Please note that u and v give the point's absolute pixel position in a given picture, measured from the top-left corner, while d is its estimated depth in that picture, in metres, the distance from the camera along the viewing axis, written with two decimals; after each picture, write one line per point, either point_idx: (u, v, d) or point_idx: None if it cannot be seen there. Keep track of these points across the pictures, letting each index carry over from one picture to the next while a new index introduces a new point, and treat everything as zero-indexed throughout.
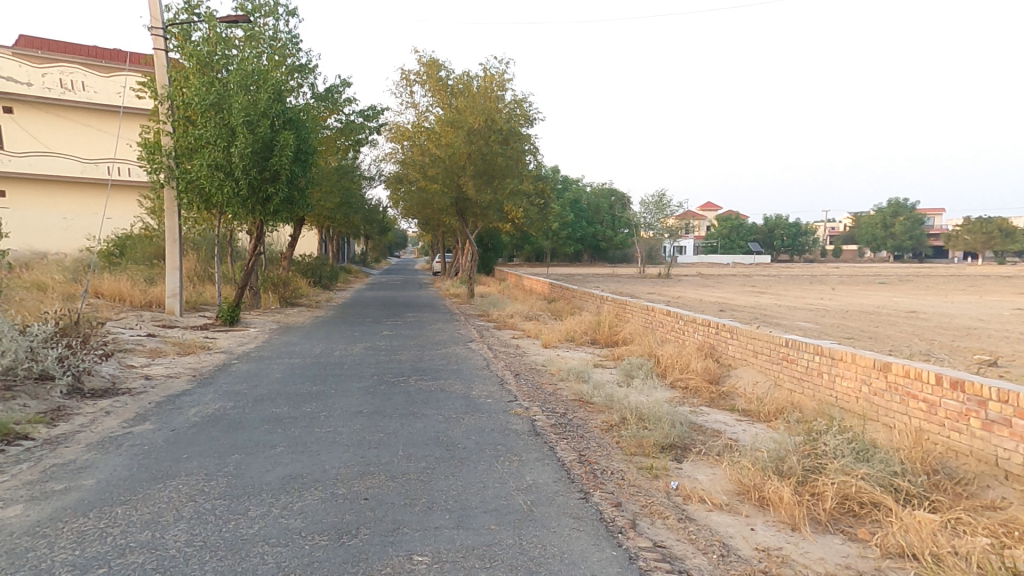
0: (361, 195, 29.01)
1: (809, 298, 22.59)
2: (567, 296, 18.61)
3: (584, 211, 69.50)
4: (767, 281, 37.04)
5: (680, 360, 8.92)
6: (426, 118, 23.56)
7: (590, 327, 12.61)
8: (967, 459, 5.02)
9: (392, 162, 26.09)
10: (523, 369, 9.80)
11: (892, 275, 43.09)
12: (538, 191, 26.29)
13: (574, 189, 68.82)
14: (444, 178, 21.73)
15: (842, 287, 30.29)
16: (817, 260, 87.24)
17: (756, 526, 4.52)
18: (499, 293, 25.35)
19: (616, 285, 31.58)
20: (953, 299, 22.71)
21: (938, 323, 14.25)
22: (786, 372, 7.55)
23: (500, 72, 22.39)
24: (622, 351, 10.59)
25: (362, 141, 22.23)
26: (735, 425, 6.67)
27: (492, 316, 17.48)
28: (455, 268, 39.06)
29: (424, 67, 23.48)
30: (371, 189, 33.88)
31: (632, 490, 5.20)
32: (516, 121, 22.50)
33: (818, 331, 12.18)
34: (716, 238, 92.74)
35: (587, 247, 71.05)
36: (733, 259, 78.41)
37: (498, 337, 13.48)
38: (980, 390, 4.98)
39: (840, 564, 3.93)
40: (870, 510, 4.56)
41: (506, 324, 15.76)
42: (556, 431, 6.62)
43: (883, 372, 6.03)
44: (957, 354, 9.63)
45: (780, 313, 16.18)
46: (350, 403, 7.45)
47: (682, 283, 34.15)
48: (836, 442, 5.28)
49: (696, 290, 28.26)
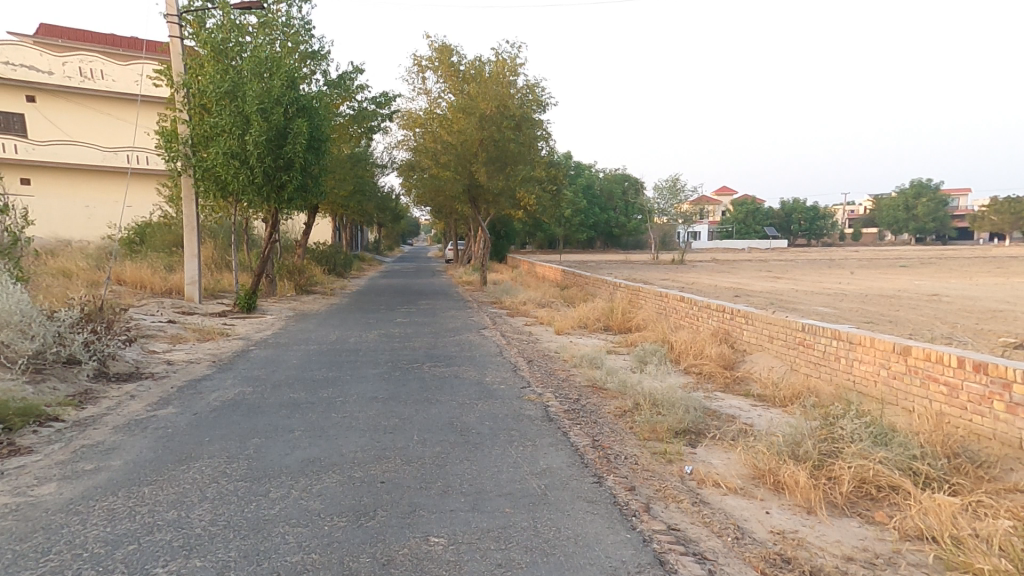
0: (374, 183, 29.13)
1: (827, 283, 22.23)
2: (580, 282, 18.54)
3: (597, 197, 68.93)
4: (783, 266, 36.40)
5: (694, 347, 8.83)
6: (438, 104, 23.48)
7: (603, 314, 12.55)
8: (990, 443, 4.90)
9: (404, 150, 26.11)
10: (535, 355, 9.80)
11: (912, 259, 42.42)
12: (550, 177, 26.09)
13: (586, 175, 68.07)
14: (456, 164, 21.67)
15: (861, 271, 29.76)
16: (834, 245, 85.80)
17: (771, 510, 4.56)
18: (511, 280, 25.36)
19: (628, 271, 31.39)
20: (977, 282, 22.17)
21: (961, 306, 13.95)
22: (802, 357, 7.44)
23: (512, 56, 22.19)
24: (635, 337, 10.53)
25: (374, 128, 22.21)
26: (751, 410, 6.59)
27: (504, 303, 17.51)
28: (467, 255, 39.26)
29: (436, 51, 23.34)
30: (384, 176, 33.95)
31: (645, 475, 5.22)
32: (528, 107, 22.33)
33: (835, 316, 12.01)
34: (731, 224, 91.59)
35: (599, 233, 70.39)
36: (748, 245, 77.36)
37: (511, 323, 13.53)
38: (1005, 372, 4.86)
39: (857, 548, 3.97)
40: (888, 494, 4.52)
41: (518, 311, 15.82)
42: (569, 416, 6.62)
43: (903, 356, 5.90)
44: (979, 337, 9.40)
45: (797, 298, 15.90)
46: (365, 389, 7.54)
47: (697, 269, 34.01)
48: (853, 427, 5.20)
49: (710, 276, 27.81)
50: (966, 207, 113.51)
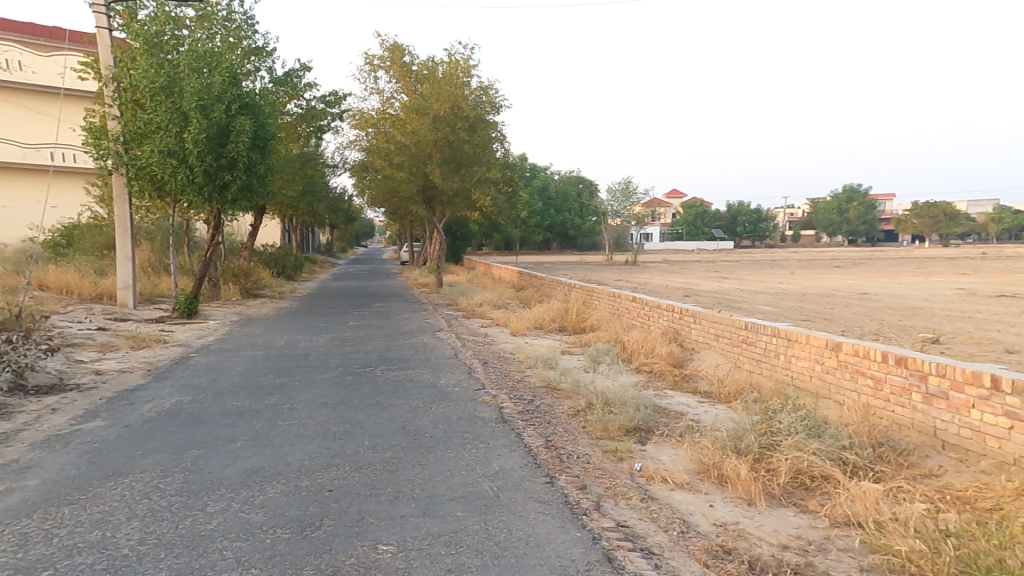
0: (324, 184, 28.44)
1: (768, 282, 23.28)
2: (535, 284, 18.66)
3: (552, 198, 69.68)
4: (729, 266, 37.95)
5: (646, 346, 9.03)
6: (391, 105, 23.09)
7: (558, 315, 12.68)
8: (909, 432, 5.26)
9: (356, 151, 25.57)
10: (491, 357, 9.80)
11: (844, 259, 45.14)
12: (505, 179, 26.18)
13: (542, 176, 68.64)
14: (410, 165, 21.44)
15: (800, 271, 31.29)
16: (777, 246, 90.05)
17: (715, 503, 4.74)
18: (468, 281, 25.23)
19: (583, 272, 31.81)
20: (901, 281, 23.79)
21: (887, 304, 14.93)
22: (746, 354, 7.74)
23: (465, 58, 22.13)
24: (589, 338, 10.69)
25: (323, 128, 21.60)
26: (698, 406, 6.81)
27: (460, 305, 17.43)
28: (423, 256, 39.01)
29: (387, 51, 23.00)
30: (335, 177, 33.20)
31: (596, 473, 5.30)
32: (482, 109, 22.26)
33: (776, 314, 12.58)
34: (680, 226, 94.54)
35: (557, 234, 71.10)
36: (697, 246, 80.13)
37: (466, 325, 13.49)
38: (921, 365, 5.21)
39: (791, 536, 4.20)
40: (820, 484, 4.76)
41: (474, 313, 15.79)
42: (523, 417, 6.66)
43: (835, 351, 6.23)
44: (901, 332, 10.08)
45: (741, 298, 16.60)
46: (314, 395, 7.35)
47: (649, 269, 34.89)
48: (790, 420, 5.44)
49: (662, 276, 28.55)
50: (891, 210, 122.09)
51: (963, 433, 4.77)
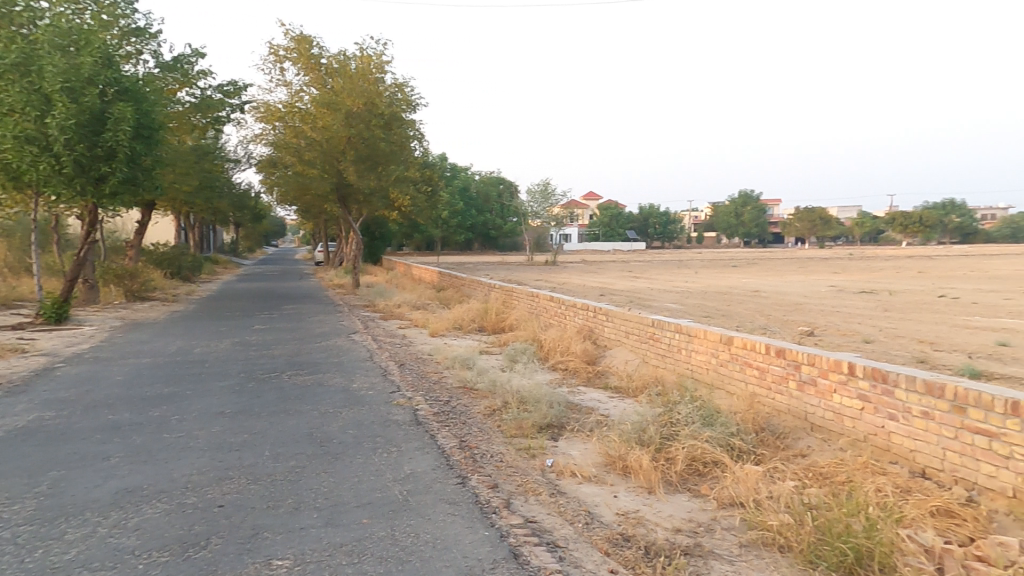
0: (224, 179, 26.76)
1: (675, 281, 24.79)
2: (455, 284, 18.66)
3: (473, 199, 69.88)
4: (641, 266, 40.08)
5: (561, 344, 9.27)
6: (300, 98, 21.96)
7: (477, 315, 12.77)
8: (786, 416, 5.77)
9: (262, 145, 24.15)
10: (408, 359, 9.65)
11: (739, 259, 49.24)
12: (424, 178, 25.90)
13: (462, 176, 68.48)
14: (322, 161, 20.96)
15: (704, 270, 33.64)
16: (688, 247, 96.21)
17: (618, 493, 4.94)
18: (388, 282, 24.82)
19: (504, 272, 32.29)
20: (788, 279, 26.29)
21: (776, 300, 16.40)
22: (652, 350, 8.13)
23: (378, 53, 21.66)
24: (508, 337, 10.85)
25: (221, 120, 20.39)
26: (608, 401, 7.08)
27: (378, 306, 17.04)
28: (339, 257, 37.84)
29: (293, 42, 22.04)
30: (238, 171, 31.38)
31: (509, 471, 5.35)
32: (397, 106, 21.78)
33: (681, 311, 13.40)
34: (597, 226, 98.37)
35: (478, 234, 71.40)
36: (613, 246, 83.91)
37: (384, 327, 13.22)
38: (796, 355, 5.72)
39: (685, 520, 4.49)
40: (712, 469, 5.10)
41: (392, 314, 15.51)
42: (438, 419, 6.60)
43: (728, 345, 6.69)
44: (784, 325, 11.14)
45: (651, 296, 17.53)
46: (209, 404, 6.86)
47: (567, 269, 36.00)
48: (688, 410, 5.77)
49: (580, 276, 29.55)
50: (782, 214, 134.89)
51: (827, 415, 5.32)
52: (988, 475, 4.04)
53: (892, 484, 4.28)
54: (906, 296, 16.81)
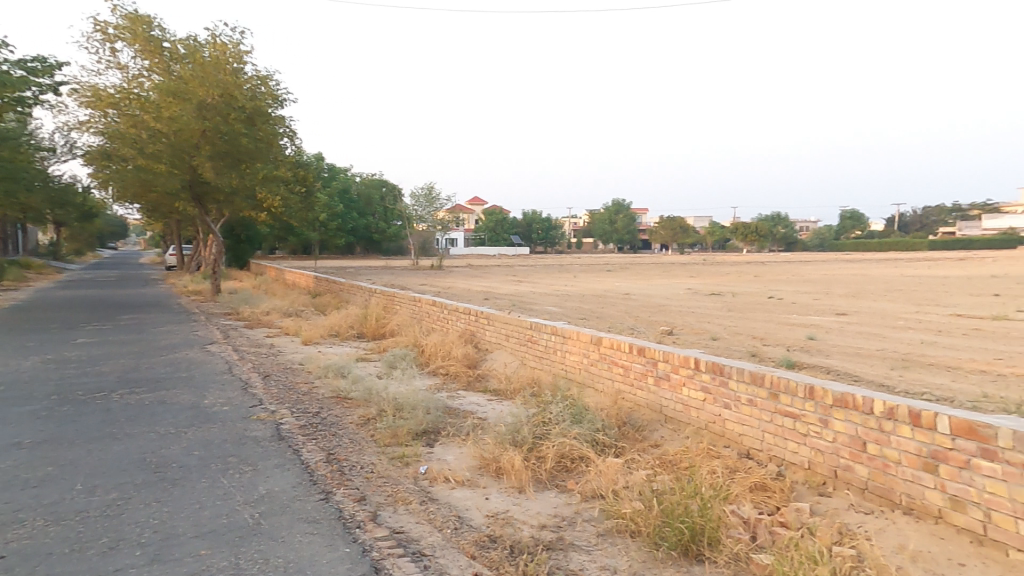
0: (35, 170, 23.10)
1: (556, 285, 26.04)
2: (333, 289, 17.88)
3: (354, 202, 67.04)
4: (526, 271, 41.53)
5: (442, 349, 9.19)
6: (138, 85, 20.12)
7: (356, 321, 12.35)
8: (645, 411, 6.21)
9: (90, 134, 21.28)
10: (274, 370, 8.95)
11: (612, 264, 53.37)
12: (299, 179, 24.14)
13: (342, 179, 65.27)
14: (171, 156, 19.09)
15: (582, 275, 35.73)
16: (573, 253, 101.65)
17: (490, 495, 4.92)
18: (253, 289, 23.04)
19: (388, 277, 31.65)
20: (654, 282, 28.87)
21: (643, 302, 17.89)
22: (530, 352, 8.34)
23: (234, 42, 20.12)
24: (388, 343, 10.56)
25: (24, 100, 17.78)
26: (486, 404, 7.11)
27: (243, 315, 15.69)
28: (197, 262, 34.45)
29: (126, 21, 19.97)
30: (53, 159, 27.26)
31: (379, 482, 5.09)
32: (261, 100, 20.53)
33: (559, 313, 14.05)
34: (483, 232, 100.33)
35: (359, 237, 68.76)
36: (500, 252, 86.10)
37: (248, 336, 12.18)
38: (654, 353, 6.19)
39: (551, 515, 4.59)
40: (579, 464, 5.30)
41: (260, 322, 14.40)
42: (303, 432, 6.15)
43: (598, 345, 7.03)
44: (648, 325, 12.12)
45: (533, 299, 18.20)
46: (5, 435, 5.76)
47: (453, 274, 36.16)
48: (560, 409, 5.96)
49: (465, 280, 29.81)
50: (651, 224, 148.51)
51: (678, 407, 5.84)
52: (791, 451, 4.82)
53: (722, 467, 4.89)
54: (745, 297, 19.25)
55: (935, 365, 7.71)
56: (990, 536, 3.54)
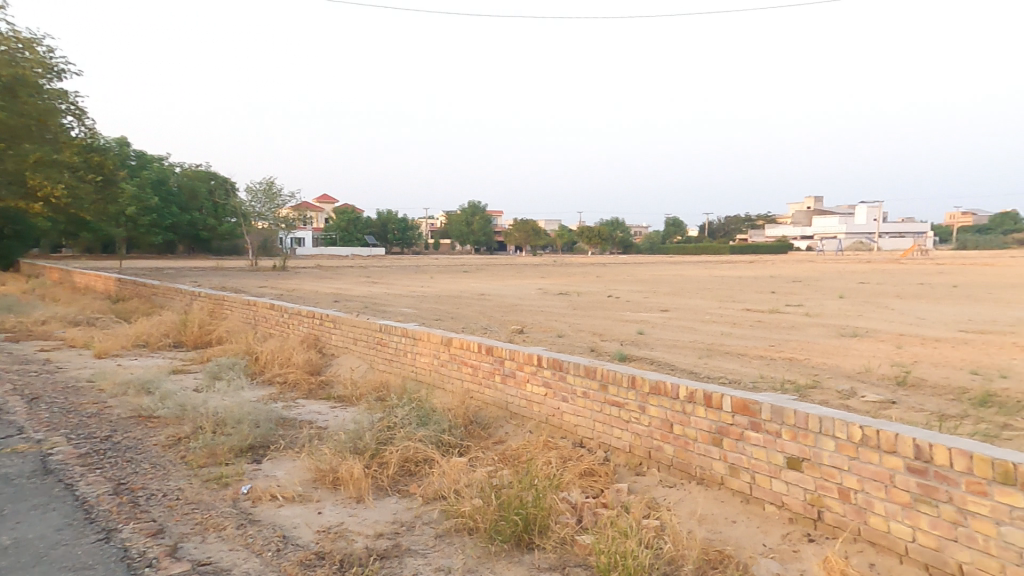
0: None
1: (413, 286, 25.84)
2: (146, 293, 15.69)
3: (173, 194, 57.99)
4: (382, 271, 40.35)
5: (280, 355, 8.54)
6: None
7: (172, 329, 11.02)
8: (491, 408, 6.42)
9: None
10: (48, 390, 7.43)
11: (471, 265, 54.45)
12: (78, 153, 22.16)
13: (158, 167, 56.14)
14: None
15: (439, 276, 35.73)
16: (438, 254, 100.82)
17: (323, 509, 4.60)
18: (26, 294, 18.88)
19: (220, 278, 28.42)
20: (510, 282, 30.14)
21: (497, 302, 18.61)
22: (379, 355, 8.09)
23: None
24: (213, 352, 9.50)
25: None
26: (329, 412, 6.73)
27: (9, 326, 12.87)
28: None
29: None
30: None
31: (186, 510, 4.47)
32: (22, 66, 19.14)
33: (412, 315, 13.96)
34: (335, 232, 94.11)
35: (183, 236, 60.02)
36: (354, 253, 81.83)
37: (13, 352, 9.94)
38: (501, 352, 6.36)
39: (388, 522, 4.44)
40: (423, 467, 5.23)
41: (38, 334, 11.95)
42: (87, 462, 5.19)
43: (448, 346, 7.04)
44: (500, 325, 12.49)
45: (387, 301, 17.84)
46: None
47: (300, 276, 33.69)
48: (405, 413, 5.86)
49: (314, 283, 28.01)
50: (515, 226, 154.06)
51: (522, 403, 6.12)
52: (615, 436, 5.36)
53: (556, 457, 5.24)
54: (588, 296, 20.83)
55: (729, 352, 9.05)
56: (755, 494, 4.37)
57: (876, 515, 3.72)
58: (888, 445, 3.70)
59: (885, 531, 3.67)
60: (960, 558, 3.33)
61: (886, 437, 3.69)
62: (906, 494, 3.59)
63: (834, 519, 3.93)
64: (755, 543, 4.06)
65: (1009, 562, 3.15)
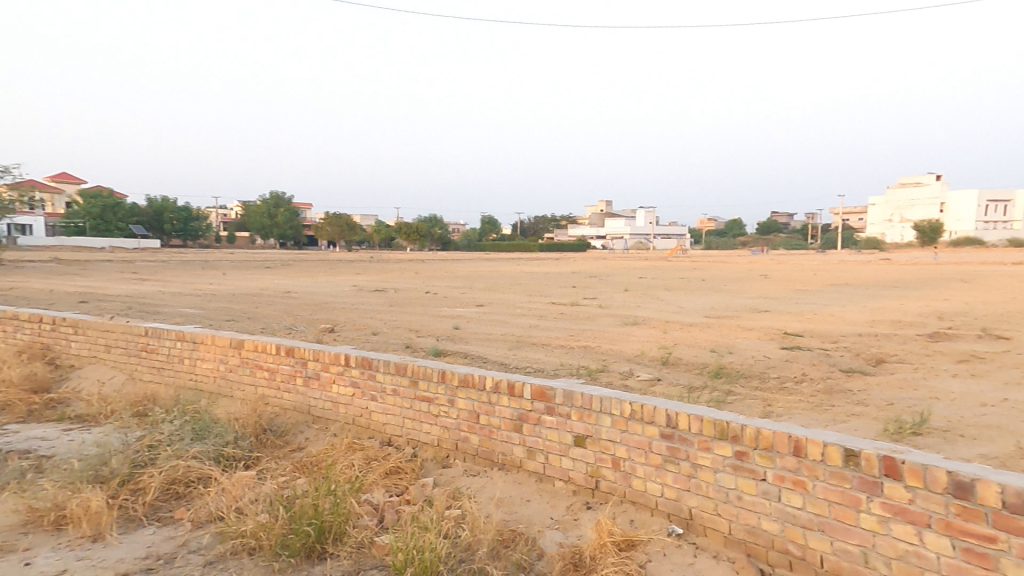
0: None
1: (198, 284, 22.54)
2: None
3: None
4: (156, 267, 33.60)
5: None
6: None
7: None
8: (290, 413, 6.43)
9: None
10: None
11: (275, 259, 48.94)
12: None
13: None
14: None
15: (234, 272, 31.26)
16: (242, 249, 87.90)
17: (34, 558, 3.82)
18: None
19: None
20: (323, 279, 28.18)
21: (305, 300, 17.29)
22: (142, 364, 7.56)
23: None
24: None
25: None
26: (61, 434, 5.97)
27: None
28: None
29: None
30: None
31: None
32: None
33: (196, 316, 12.16)
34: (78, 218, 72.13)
35: None
36: (117, 242, 66.09)
37: None
38: (305, 353, 6.31)
39: (138, 557, 3.87)
40: (193, 488, 4.83)
41: None
42: None
43: (238, 349, 6.75)
44: (311, 325, 11.60)
45: (162, 301, 15.22)
46: None
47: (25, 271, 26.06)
48: (173, 429, 5.48)
49: (50, 280, 22.17)
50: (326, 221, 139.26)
51: (328, 406, 6.26)
52: (430, 433, 5.73)
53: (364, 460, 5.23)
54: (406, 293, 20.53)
55: (554, 346, 9.58)
56: (548, 473, 5.54)
57: (639, 478, 5.25)
58: (650, 419, 5.20)
59: (643, 491, 5.23)
60: (690, 503, 5.02)
61: (649, 414, 5.19)
62: (660, 458, 5.16)
63: (609, 486, 5.36)
64: (545, 517, 5.19)
65: (718, 499, 4.88)
